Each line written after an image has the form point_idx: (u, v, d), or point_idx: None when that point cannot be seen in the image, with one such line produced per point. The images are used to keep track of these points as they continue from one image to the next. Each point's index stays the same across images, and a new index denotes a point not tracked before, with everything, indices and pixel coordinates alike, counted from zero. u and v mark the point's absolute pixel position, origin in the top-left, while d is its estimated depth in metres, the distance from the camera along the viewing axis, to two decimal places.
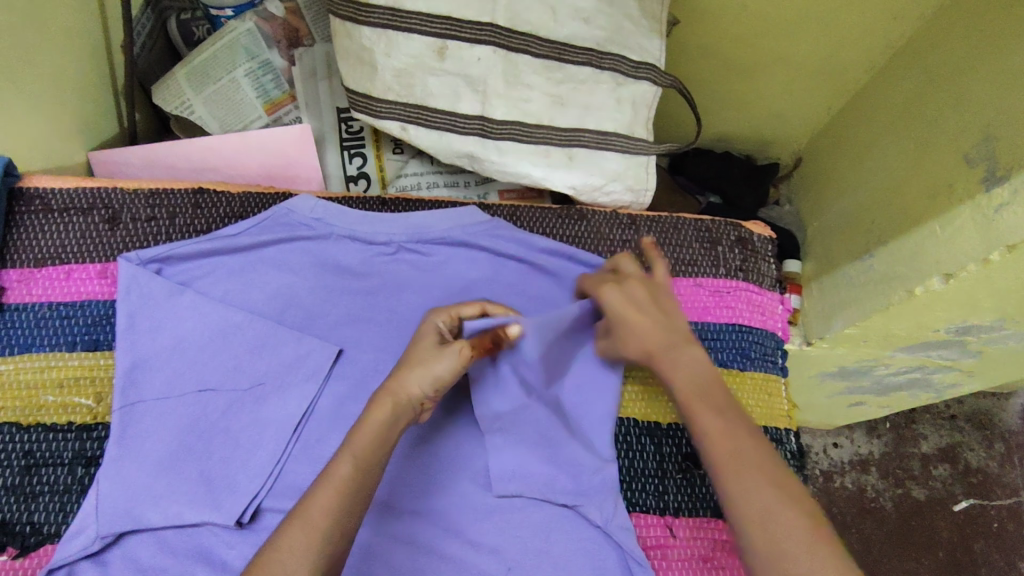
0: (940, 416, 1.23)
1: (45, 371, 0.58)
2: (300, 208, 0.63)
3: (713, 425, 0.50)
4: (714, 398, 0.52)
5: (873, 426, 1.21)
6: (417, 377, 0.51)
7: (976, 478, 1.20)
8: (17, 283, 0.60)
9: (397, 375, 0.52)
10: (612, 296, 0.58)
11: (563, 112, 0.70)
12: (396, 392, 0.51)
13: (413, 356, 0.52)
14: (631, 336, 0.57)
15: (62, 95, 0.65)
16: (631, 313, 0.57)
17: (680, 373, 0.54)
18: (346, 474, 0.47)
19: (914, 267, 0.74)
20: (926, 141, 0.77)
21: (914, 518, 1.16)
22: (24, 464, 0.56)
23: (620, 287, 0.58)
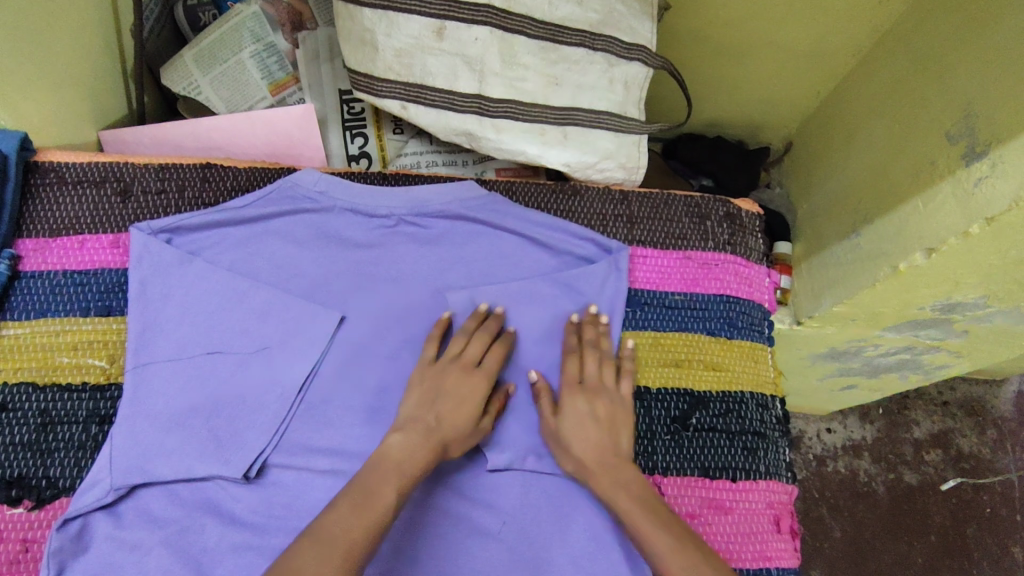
0: (933, 403, 1.25)
1: (61, 334, 0.61)
2: (303, 181, 0.66)
3: (673, 552, 0.52)
4: (669, 522, 0.54)
5: (866, 411, 1.23)
6: (462, 431, 0.59)
7: (967, 463, 1.22)
8: (33, 252, 0.63)
9: (444, 419, 0.59)
10: (578, 405, 0.61)
11: (557, 91, 0.72)
12: (445, 440, 0.58)
13: (456, 417, 0.59)
14: (583, 447, 0.60)
15: (75, 75, 0.68)
16: (586, 425, 0.60)
17: (625, 495, 0.57)
18: (386, 503, 0.52)
19: (898, 243, 0.76)
20: (910, 123, 0.80)
21: (906, 501, 1.19)
22: (40, 422, 0.58)
23: (584, 397, 0.62)
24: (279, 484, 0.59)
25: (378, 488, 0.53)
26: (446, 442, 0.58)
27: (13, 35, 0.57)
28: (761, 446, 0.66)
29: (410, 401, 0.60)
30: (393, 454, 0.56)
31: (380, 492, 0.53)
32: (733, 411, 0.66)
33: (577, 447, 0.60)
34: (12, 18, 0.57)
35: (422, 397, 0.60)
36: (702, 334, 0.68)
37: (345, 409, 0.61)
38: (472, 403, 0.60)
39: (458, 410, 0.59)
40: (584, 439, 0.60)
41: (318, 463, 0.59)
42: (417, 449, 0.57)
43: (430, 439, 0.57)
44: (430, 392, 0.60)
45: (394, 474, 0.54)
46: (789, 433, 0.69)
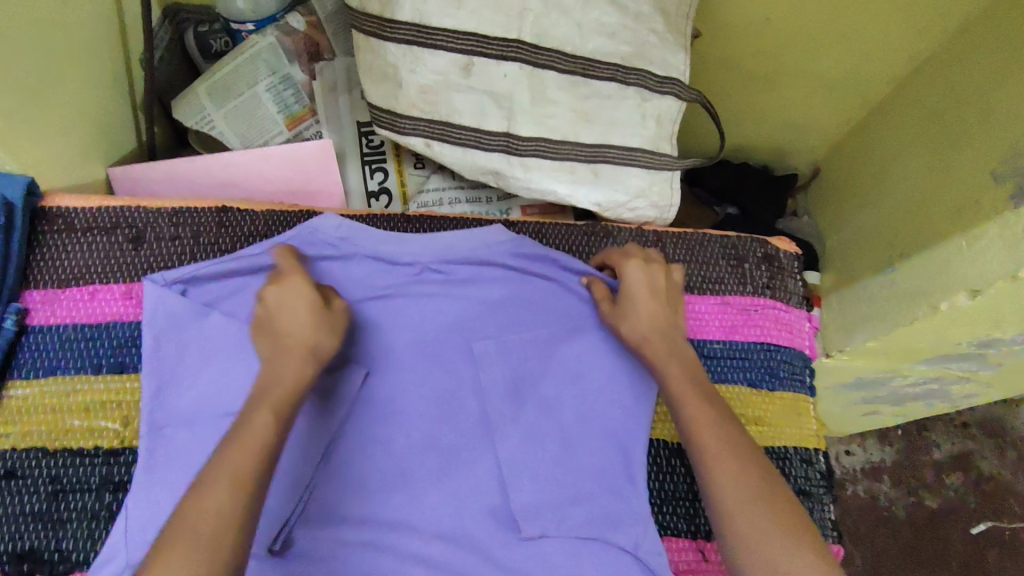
0: (951, 424, 1.22)
1: (72, 395, 0.58)
2: (324, 226, 0.62)
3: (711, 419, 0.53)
4: (711, 397, 0.55)
5: (885, 434, 1.20)
6: (318, 321, 0.54)
7: (988, 486, 1.19)
8: (41, 304, 0.60)
9: (293, 328, 0.53)
10: (634, 276, 0.61)
11: (588, 128, 0.69)
12: (309, 344, 0.53)
13: (299, 318, 0.53)
14: (646, 321, 0.59)
15: (82, 112, 0.65)
16: (642, 297, 0.60)
17: (675, 364, 0.57)
18: (263, 429, 0.47)
19: (938, 282, 0.73)
20: (952, 157, 0.77)
21: (926, 527, 1.16)
22: (50, 490, 0.55)
23: (642, 263, 0.62)
24: (304, 557, 0.55)
25: (249, 418, 0.48)
26: (313, 344, 0.53)
27: (16, 79, 0.54)
28: (807, 505, 0.63)
29: (261, 343, 0.54)
30: (257, 386, 0.51)
31: (250, 422, 0.48)
32: (777, 468, 0.64)
33: (636, 319, 0.60)
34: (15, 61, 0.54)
35: (265, 338, 0.54)
36: (743, 386, 0.65)
37: (370, 471, 0.59)
38: (299, 294, 0.55)
39: (297, 311, 0.54)
40: (646, 313, 0.60)
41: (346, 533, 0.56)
42: (280, 365, 0.51)
43: (297, 351, 0.52)
44: (267, 327, 0.54)
45: (264, 400, 0.49)
46: (834, 491, 0.65)
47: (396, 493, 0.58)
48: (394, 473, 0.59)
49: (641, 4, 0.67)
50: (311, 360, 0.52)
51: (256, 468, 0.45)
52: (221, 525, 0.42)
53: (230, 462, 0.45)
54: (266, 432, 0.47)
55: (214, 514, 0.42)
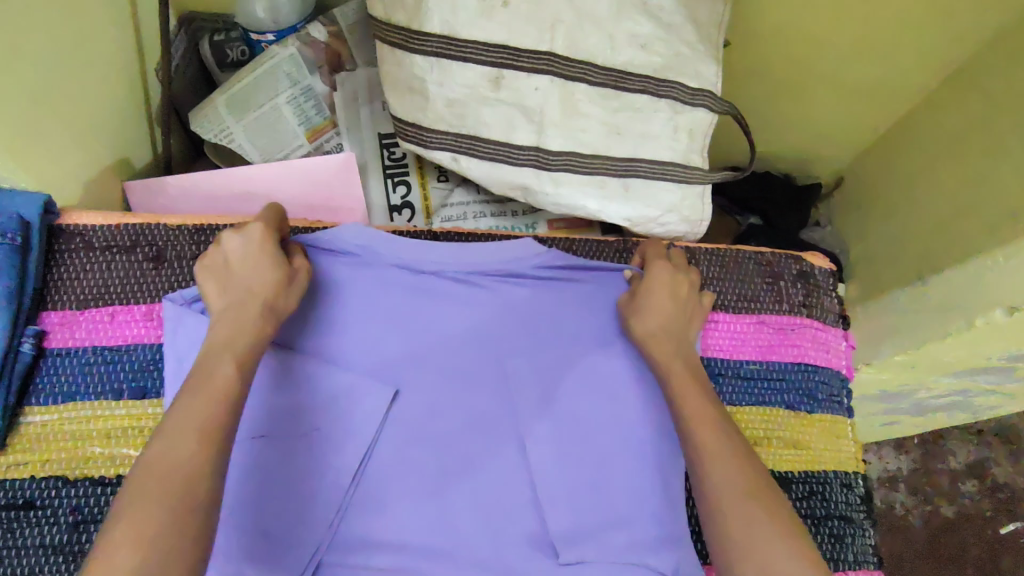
0: (968, 431, 1.18)
1: (92, 421, 0.56)
2: (345, 234, 0.60)
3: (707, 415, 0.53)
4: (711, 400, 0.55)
5: (901, 442, 1.17)
6: (275, 276, 0.52)
7: (1004, 493, 1.15)
8: (59, 326, 0.58)
9: (249, 280, 0.52)
10: (663, 278, 0.61)
11: (619, 141, 0.67)
12: (265, 300, 0.51)
13: (256, 269, 0.52)
14: (658, 318, 0.59)
15: (97, 127, 0.63)
16: (664, 298, 0.60)
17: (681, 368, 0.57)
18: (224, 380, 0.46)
19: (973, 296, 0.72)
20: (988, 168, 0.75)
21: (942, 535, 1.13)
22: (71, 521, 0.53)
23: (671, 268, 0.62)
24: None
25: (212, 367, 0.47)
26: (269, 300, 0.51)
27: (25, 94, 0.52)
28: (848, 532, 0.62)
29: (213, 293, 0.52)
30: (218, 340, 0.49)
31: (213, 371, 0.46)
32: (816, 493, 0.62)
33: (650, 312, 0.59)
34: (22, 74, 0.52)
35: (218, 289, 0.52)
36: (780, 408, 0.64)
37: (402, 497, 0.57)
38: (260, 246, 0.53)
39: (255, 263, 0.52)
40: (664, 309, 0.60)
41: (381, 561, 0.55)
42: (237, 320, 0.50)
43: (253, 307, 0.51)
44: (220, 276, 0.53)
45: (226, 349, 0.48)
46: (873, 516, 0.64)
47: (428, 518, 0.56)
48: (428, 500, 0.57)
49: (674, 13, 0.65)
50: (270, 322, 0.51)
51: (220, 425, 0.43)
52: (187, 471, 0.41)
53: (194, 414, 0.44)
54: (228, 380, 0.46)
55: (180, 456, 0.41)
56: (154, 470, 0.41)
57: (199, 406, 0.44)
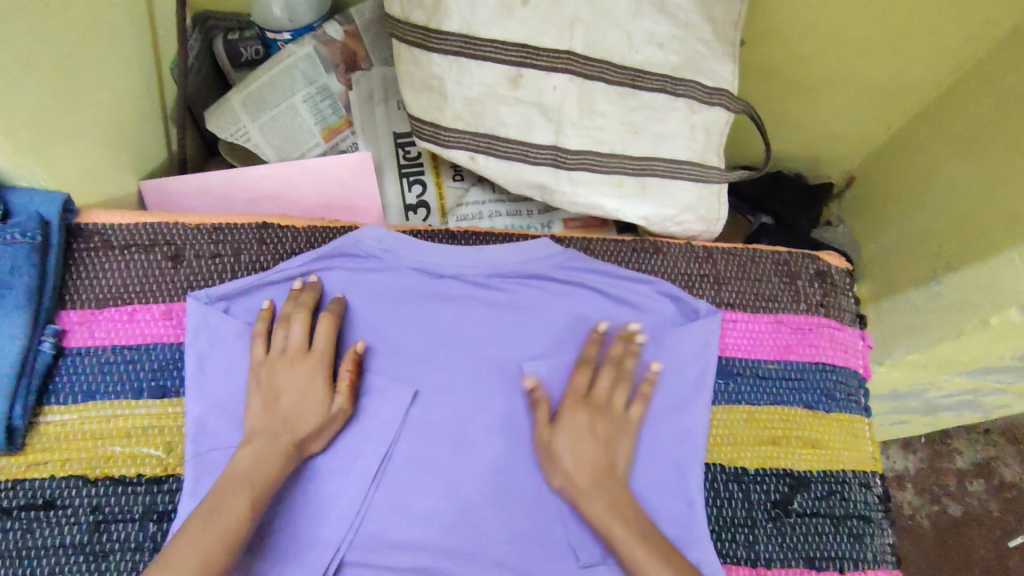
0: (975, 431, 1.18)
1: (112, 420, 0.55)
2: (366, 238, 0.61)
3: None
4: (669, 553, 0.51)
5: (909, 442, 1.17)
6: (317, 422, 0.55)
7: (1012, 493, 1.15)
8: (78, 325, 0.57)
9: (292, 415, 0.54)
10: (577, 419, 0.57)
11: (636, 140, 0.67)
12: (301, 437, 0.54)
13: (304, 410, 0.55)
14: (580, 467, 0.55)
15: (114, 127, 0.63)
16: (581, 444, 0.56)
17: (620, 525, 0.53)
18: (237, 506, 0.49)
19: (989, 296, 0.72)
20: (1004, 164, 0.75)
21: (951, 535, 1.13)
22: (93, 520, 0.53)
23: (591, 413, 0.57)
24: None
25: (226, 498, 0.49)
26: (303, 440, 0.54)
27: (44, 94, 0.52)
28: (867, 531, 0.61)
29: (252, 409, 0.55)
30: (241, 467, 0.51)
31: (227, 502, 0.49)
32: (836, 493, 0.61)
33: (570, 464, 0.55)
34: (42, 74, 0.52)
35: (261, 405, 0.55)
36: (799, 407, 0.63)
37: (423, 498, 0.57)
38: (315, 388, 0.55)
39: (303, 403, 0.55)
40: (582, 459, 0.55)
41: (401, 560, 0.55)
42: (263, 448, 0.52)
43: (285, 440, 0.53)
44: (269, 392, 0.55)
45: (243, 480, 0.50)
46: (893, 513, 0.63)
47: (447, 520, 0.56)
48: (448, 501, 0.57)
49: (692, 12, 0.65)
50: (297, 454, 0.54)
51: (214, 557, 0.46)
52: None
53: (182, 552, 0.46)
54: (239, 517, 0.49)
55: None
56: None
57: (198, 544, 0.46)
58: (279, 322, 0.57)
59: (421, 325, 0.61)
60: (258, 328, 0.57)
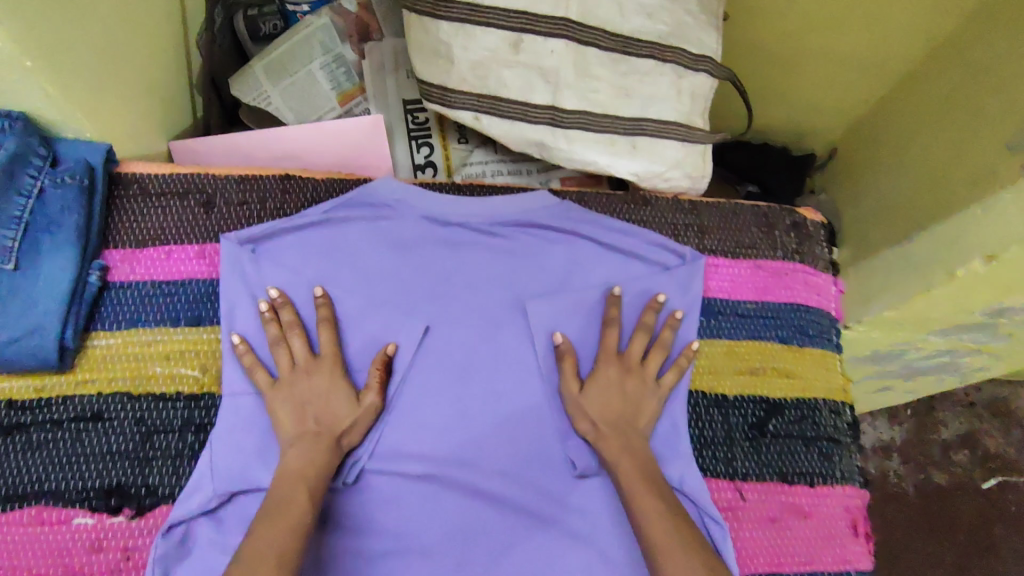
0: (960, 404, 1.23)
1: (153, 345, 0.61)
2: (381, 189, 0.67)
3: (660, 517, 0.54)
4: (661, 490, 0.57)
5: (894, 413, 1.22)
6: (350, 418, 0.59)
7: (994, 462, 1.21)
8: (121, 263, 0.63)
9: (323, 418, 0.58)
10: (609, 373, 0.63)
11: (627, 102, 0.73)
12: (338, 433, 0.58)
13: (334, 411, 0.59)
14: (604, 412, 0.61)
15: (148, 88, 0.69)
16: (609, 395, 0.62)
17: (630, 465, 0.58)
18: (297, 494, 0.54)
19: (957, 248, 0.77)
20: (968, 127, 0.80)
21: (935, 501, 1.18)
22: (136, 431, 0.58)
23: (620, 366, 0.63)
24: (374, 489, 0.60)
25: (289, 494, 0.53)
26: (340, 435, 0.58)
27: (94, 51, 0.58)
28: (836, 451, 0.66)
29: (283, 421, 0.58)
30: (293, 467, 0.56)
31: (291, 499, 0.53)
32: (807, 417, 0.67)
33: (595, 410, 0.61)
34: (92, 33, 0.58)
35: (290, 416, 0.58)
36: (775, 342, 0.69)
37: (435, 414, 0.63)
38: (340, 388, 0.60)
39: (331, 404, 0.59)
40: (605, 405, 0.61)
41: (413, 468, 0.61)
42: (310, 449, 0.57)
43: (325, 439, 0.58)
44: (296, 402, 0.59)
45: (299, 477, 0.55)
46: (858, 440, 0.69)
47: (456, 441, 0.62)
48: (458, 422, 0.63)
49: None
50: (337, 450, 0.58)
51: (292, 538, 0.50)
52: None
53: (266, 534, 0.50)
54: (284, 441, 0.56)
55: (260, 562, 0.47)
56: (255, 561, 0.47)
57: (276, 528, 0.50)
58: (278, 340, 0.61)
59: (429, 266, 0.67)
60: (251, 359, 0.59)
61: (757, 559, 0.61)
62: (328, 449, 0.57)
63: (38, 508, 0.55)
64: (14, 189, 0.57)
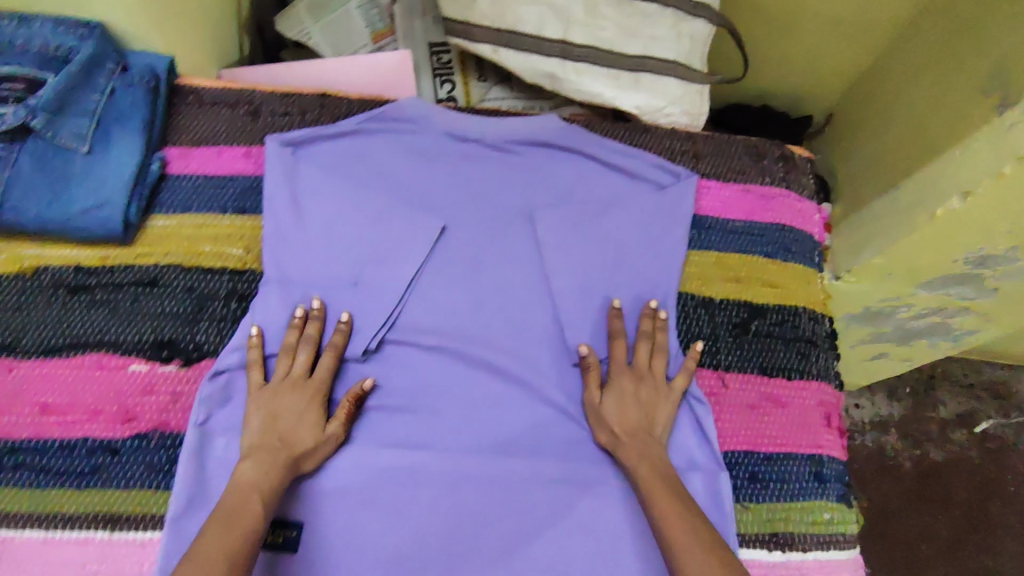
0: (958, 384, 1.24)
1: (203, 227, 0.69)
2: (407, 106, 0.75)
3: (678, 516, 0.56)
4: (678, 494, 0.59)
5: (893, 390, 1.22)
6: (311, 444, 0.60)
7: (992, 443, 1.20)
8: (178, 158, 0.72)
9: (288, 435, 0.60)
10: (623, 384, 0.65)
11: (631, 41, 0.80)
12: (296, 454, 0.59)
13: (300, 431, 0.60)
14: (621, 423, 0.63)
15: (210, 14, 0.78)
16: (625, 405, 0.64)
17: (648, 470, 0.61)
18: (251, 499, 0.56)
19: (938, 190, 0.79)
20: (947, 79, 0.87)
21: (931, 477, 1.17)
22: (187, 296, 0.66)
23: (633, 377, 0.65)
24: (395, 356, 0.68)
25: (242, 503, 0.55)
26: (299, 456, 0.60)
27: None
28: (812, 352, 0.73)
29: (252, 427, 0.60)
30: (245, 478, 0.57)
31: (244, 507, 0.55)
32: (787, 321, 0.73)
33: (613, 421, 0.64)
34: None
35: (262, 423, 0.60)
36: (760, 256, 0.76)
37: (450, 295, 0.70)
38: (314, 411, 0.62)
39: (301, 424, 0.61)
40: (623, 417, 0.64)
41: (426, 340, 0.68)
42: (269, 463, 0.58)
43: (283, 455, 0.59)
44: (270, 414, 0.61)
45: (255, 490, 0.56)
46: (836, 348, 0.76)
47: (465, 327, 0.69)
48: (468, 309, 0.69)
49: None
50: (293, 468, 0.59)
51: (240, 547, 0.52)
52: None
53: (217, 538, 0.52)
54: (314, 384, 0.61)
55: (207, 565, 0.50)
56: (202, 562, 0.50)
57: (225, 533, 0.52)
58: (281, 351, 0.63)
59: (450, 174, 0.74)
60: (256, 355, 0.63)
61: (737, 440, 0.68)
62: (281, 465, 0.58)
63: (98, 353, 0.63)
64: (90, 87, 0.67)
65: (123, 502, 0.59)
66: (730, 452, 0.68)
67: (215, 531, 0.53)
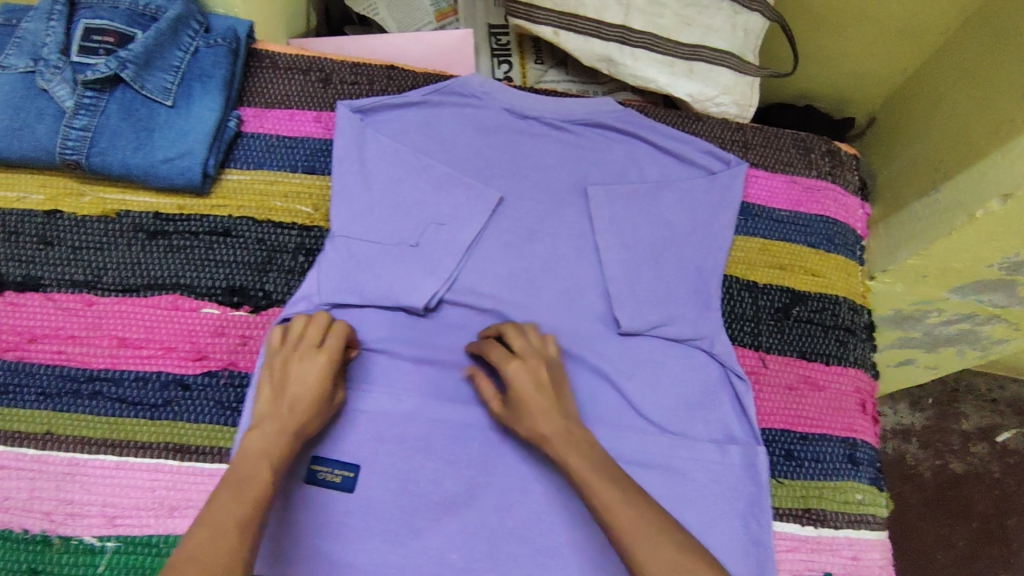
0: (983, 399, 1.24)
1: (274, 184, 0.73)
2: (472, 81, 0.77)
3: (617, 496, 0.51)
4: (615, 475, 0.54)
5: (917, 398, 1.23)
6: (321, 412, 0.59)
7: (1014, 458, 1.21)
8: (253, 118, 0.75)
9: (298, 403, 0.59)
10: (522, 371, 0.60)
11: (688, 30, 0.82)
12: (304, 421, 0.58)
13: (307, 399, 0.59)
14: (536, 410, 0.58)
15: None
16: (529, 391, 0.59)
17: (576, 453, 0.55)
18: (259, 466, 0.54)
19: (979, 192, 0.80)
20: (992, 83, 0.87)
21: (951, 488, 1.18)
22: (258, 248, 0.70)
23: (524, 362, 0.60)
24: (448, 318, 0.71)
25: (252, 470, 0.54)
26: (306, 422, 0.58)
27: None
28: (850, 340, 0.75)
29: (263, 396, 0.60)
30: (256, 445, 0.56)
31: (255, 474, 0.54)
32: (827, 309, 0.76)
33: (531, 410, 0.58)
34: None
35: (271, 393, 0.59)
36: (803, 246, 0.78)
37: (500, 263, 0.72)
38: (322, 379, 0.60)
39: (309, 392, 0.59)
40: (537, 408, 0.58)
41: (478, 302, 0.71)
42: (271, 431, 0.57)
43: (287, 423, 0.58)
44: (279, 383, 0.60)
45: (264, 455, 0.55)
46: (873, 339, 0.78)
47: (514, 294, 0.72)
48: (518, 277, 0.72)
49: None
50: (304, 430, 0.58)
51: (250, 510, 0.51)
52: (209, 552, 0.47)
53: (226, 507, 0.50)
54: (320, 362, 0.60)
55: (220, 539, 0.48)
56: (204, 528, 0.48)
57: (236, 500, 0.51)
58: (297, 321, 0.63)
59: (506, 149, 0.77)
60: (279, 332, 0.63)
61: (773, 418, 0.71)
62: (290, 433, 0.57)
63: (174, 295, 0.67)
64: (175, 45, 0.70)
65: (194, 436, 0.63)
66: (766, 428, 0.71)
67: (223, 499, 0.51)
